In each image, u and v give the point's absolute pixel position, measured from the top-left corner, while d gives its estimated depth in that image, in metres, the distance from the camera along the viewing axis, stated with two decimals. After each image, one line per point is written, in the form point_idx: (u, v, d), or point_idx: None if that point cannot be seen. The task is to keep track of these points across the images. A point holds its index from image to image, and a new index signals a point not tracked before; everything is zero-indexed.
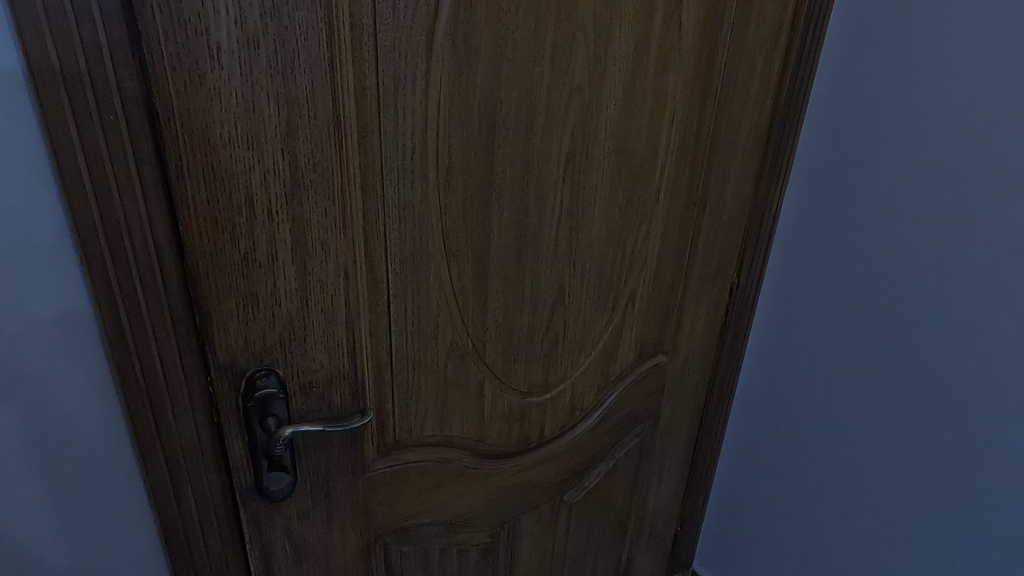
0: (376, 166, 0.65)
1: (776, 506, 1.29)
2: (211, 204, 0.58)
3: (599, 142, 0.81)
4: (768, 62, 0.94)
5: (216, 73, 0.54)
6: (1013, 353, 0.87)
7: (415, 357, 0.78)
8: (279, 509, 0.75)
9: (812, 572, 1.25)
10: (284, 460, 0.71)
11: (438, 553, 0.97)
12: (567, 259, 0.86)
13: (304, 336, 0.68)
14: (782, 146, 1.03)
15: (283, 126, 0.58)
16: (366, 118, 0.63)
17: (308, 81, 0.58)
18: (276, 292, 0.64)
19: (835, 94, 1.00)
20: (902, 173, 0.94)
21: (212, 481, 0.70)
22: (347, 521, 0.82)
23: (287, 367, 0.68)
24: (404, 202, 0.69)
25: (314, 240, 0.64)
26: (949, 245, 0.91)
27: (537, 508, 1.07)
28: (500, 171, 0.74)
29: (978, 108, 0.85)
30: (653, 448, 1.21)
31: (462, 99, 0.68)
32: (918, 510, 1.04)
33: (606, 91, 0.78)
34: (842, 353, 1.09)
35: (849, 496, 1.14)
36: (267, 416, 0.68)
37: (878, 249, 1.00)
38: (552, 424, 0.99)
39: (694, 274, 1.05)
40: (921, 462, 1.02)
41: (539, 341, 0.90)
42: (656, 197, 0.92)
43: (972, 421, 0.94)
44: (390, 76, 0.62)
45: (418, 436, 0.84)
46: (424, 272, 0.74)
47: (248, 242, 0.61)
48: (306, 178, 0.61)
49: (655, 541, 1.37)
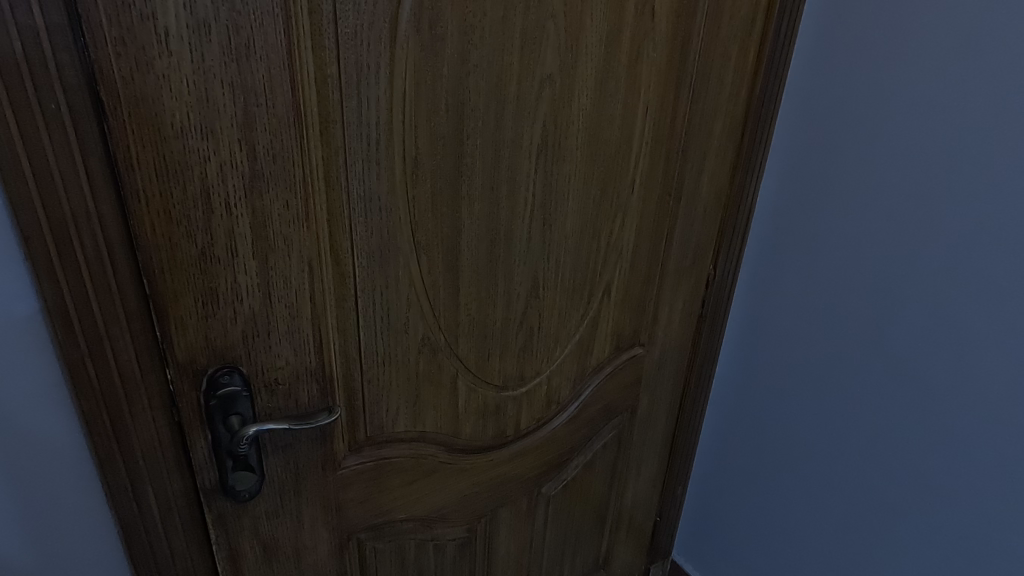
0: (340, 156, 0.64)
1: (753, 495, 1.30)
2: (164, 196, 0.56)
3: (572, 133, 0.80)
4: (743, 53, 0.93)
5: (164, 60, 0.51)
6: (981, 342, 0.89)
7: (385, 353, 0.77)
8: (246, 509, 0.74)
9: (787, 559, 1.27)
10: (250, 459, 0.70)
11: (414, 549, 0.97)
12: (542, 251, 0.85)
13: (268, 332, 0.66)
14: (757, 137, 1.03)
15: (239, 116, 0.56)
16: (327, 107, 0.61)
17: (265, 69, 0.56)
18: (237, 288, 0.62)
19: (809, 85, 1.00)
20: (875, 164, 0.95)
21: (175, 483, 0.68)
22: (319, 520, 0.81)
23: (250, 364, 0.67)
24: (370, 194, 0.67)
25: (276, 234, 0.62)
26: (921, 236, 0.92)
27: (515, 502, 1.07)
28: (470, 163, 0.73)
29: (949, 99, 0.85)
30: (631, 439, 1.21)
31: (430, 88, 0.66)
32: (890, 497, 1.06)
33: (578, 80, 0.77)
34: (816, 343, 1.10)
35: (824, 483, 1.16)
36: (231, 414, 0.67)
37: (852, 239, 1.00)
38: (528, 417, 0.99)
39: (670, 266, 1.05)
40: (893, 449, 1.03)
41: (513, 334, 0.89)
42: (631, 188, 0.91)
43: (942, 408, 0.96)
44: (353, 64, 0.61)
45: (390, 432, 0.83)
46: (393, 265, 0.72)
47: (206, 236, 0.59)
48: (265, 170, 0.59)
49: (634, 531, 1.38)
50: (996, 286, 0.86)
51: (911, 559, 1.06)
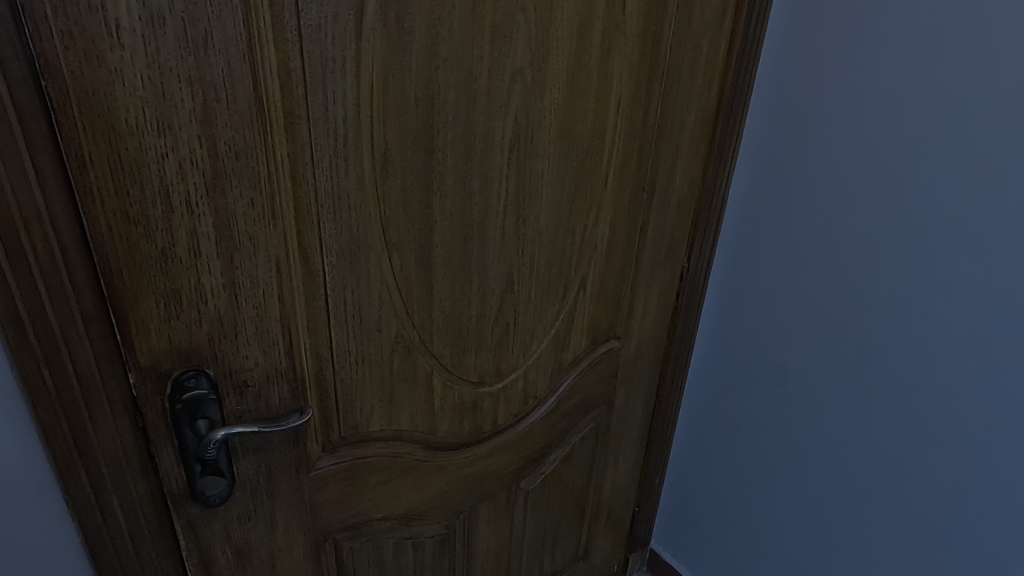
0: (307, 153, 0.62)
1: (729, 484, 1.32)
2: (120, 195, 0.54)
3: (544, 127, 0.80)
4: (714, 46, 0.94)
5: (116, 53, 0.49)
6: (945, 331, 0.91)
7: (358, 352, 0.76)
8: (217, 514, 0.72)
9: (762, 545, 1.30)
10: (219, 463, 0.68)
11: (392, 548, 0.96)
12: (516, 247, 0.85)
13: (235, 334, 0.64)
14: (729, 131, 1.04)
15: (198, 111, 0.54)
16: (292, 103, 0.59)
17: (225, 63, 0.54)
18: (201, 288, 0.61)
19: (778, 79, 1.01)
20: (844, 157, 0.96)
21: (140, 489, 0.66)
22: (293, 521, 0.80)
23: (218, 367, 0.65)
24: (339, 191, 0.66)
25: (241, 233, 0.60)
26: (887, 227, 0.94)
27: (493, 497, 1.07)
28: (441, 158, 0.72)
29: (912, 93, 0.87)
30: (609, 431, 1.22)
31: (397, 83, 0.65)
32: (860, 482, 1.09)
33: (549, 74, 0.76)
34: (788, 334, 1.12)
35: (796, 470, 1.18)
36: (198, 417, 0.65)
37: (822, 231, 1.02)
38: (505, 413, 0.99)
39: (645, 260, 1.05)
40: (861, 436, 1.06)
41: (488, 330, 0.89)
42: (604, 183, 0.91)
43: (908, 395, 0.98)
44: (317, 58, 0.59)
45: (366, 432, 0.82)
46: (363, 262, 0.71)
47: (167, 236, 0.57)
48: (228, 167, 0.57)
49: (613, 521, 1.40)
50: (958, 276, 0.88)
51: (880, 542, 1.09)
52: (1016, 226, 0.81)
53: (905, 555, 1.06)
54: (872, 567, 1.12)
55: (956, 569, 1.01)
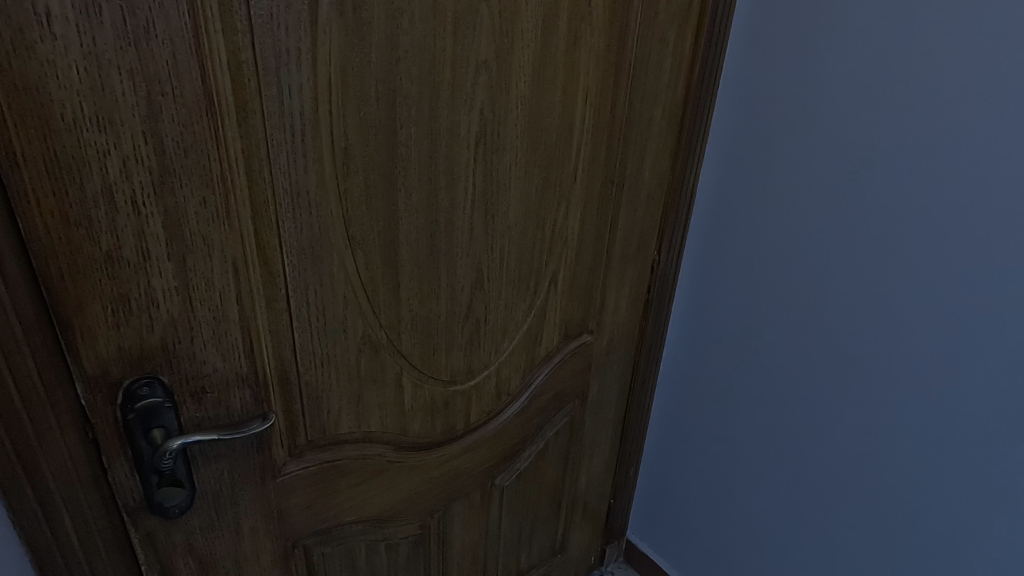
0: (262, 149, 0.60)
1: (702, 474, 1.34)
2: (58, 195, 0.51)
3: (510, 121, 0.78)
4: (680, 39, 0.94)
5: (48, 45, 0.46)
6: (906, 318, 0.93)
7: (322, 353, 0.73)
8: (177, 525, 0.70)
9: (735, 532, 1.32)
10: (177, 473, 0.66)
11: (365, 550, 0.95)
12: (485, 242, 0.84)
13: (191, 338, 0.62)
14: (697, 123, 1.04)
15: (142, 105, 0.51)
16: (244, 96, 0.57)
17: (169, 54, 0.51)
18: (152, 292, 0.58)
19: (744, 71, 1.01)
20: (809, 149, 0.97)
21: (93, 503, 0.63)
22: (260, 529, 0.78)
23: (173, 374, 0.62)
24: (297, 188, 0.63)
25: (193, 234, 0.58)
26: (850, 218, 0.95)
27: (467, 495, 1.06)
28: (404, 152, 0.70)
29: (873, 85, 0.87)
30: (583, 425, 1.22)
31: (357, 76, 0.63)
32: (826, 469, 1.11)
33: (514, 66, 0.75)
34: (756, 325, 1.13)
35: (766, 459, 1.20)
36: (153, 427, 0.62)
37: (788, 223, 1.02)
38: (478, 410, 0.98)
39: (616, 253, 1.05)
40: (828, 423, 1.08)
41: (459, 328, 0.87)
42: (573, 177, 0.91)
43: (872, 382, 1.00)
44: (270, 49, 0.57)
45: (334, 434, 0.80)
46: (326, 262, 0.69)
47: (112, 239, 0.54)
48: (177, 164, 0.55)
49: (589, 513, 1.41)
50: (918, 265, 0.90)
51: (847, 525, 1.12)
52: (970, 215, 0.83)
53: (872, 538, 1.09)
54: (840, 550, 1.14)
55: (919, 550, 1.03)
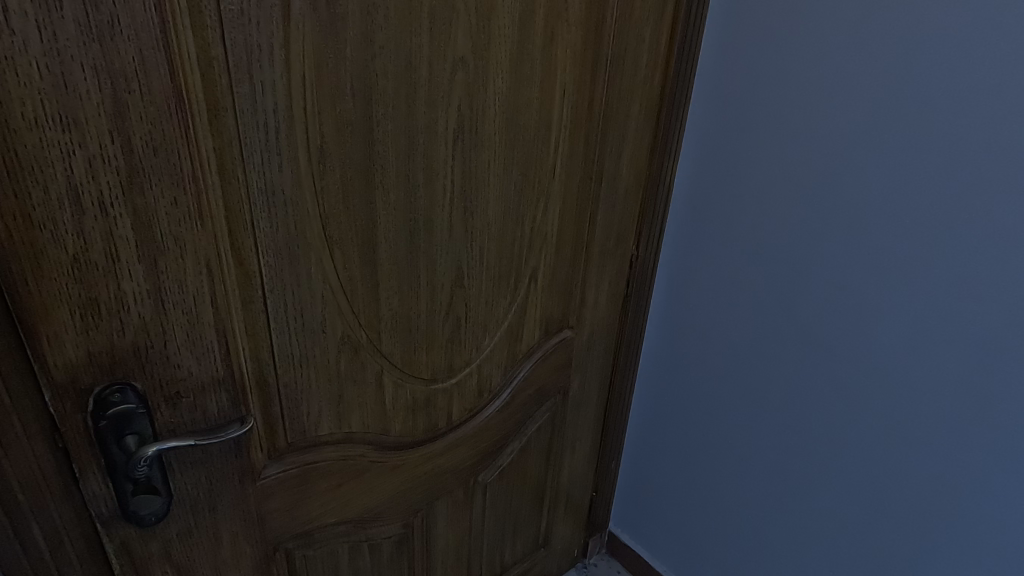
0: (235, 147, 0.58)
1: (681, 466, 1.35)
2: (20, 197, 0.49)
3: (488, 118, 0.78)
4: (656, 34, 0.94)
5: (6, 41, 0.44)
6: (875, 308, 0.95)
7: (301, 355, 0.72)
8: (153, 533, 0.68)
9: (713, 522, 1.34)
10: (153, 481, 0.64)
11: (348, 551, 0.94)
12: (464, 240, 0.83)
13: (164, 342, 0.60)
14: (673, 119, 1.05)
15: (108, 103, 0.50)
16: (215, 93, 0.55)
17: (136, 51, 0.50)
18: (123, 295, 0.56)
19: (718, 67, 1.02)
20: (781, 143, 0.98)
21: (65, 514, 0.61)
22: (240, 534, 0.76)
23: (146, 379, 0.61)
24: (272, 187, 0.62)
25: (165, 235, 0.56)
26: (822, 212, 0.97)
27: (451, 493, 1.06)
28: (381, 150, 0.69)
29: (842, 81, 0.89)
30: (565, 420, 1.23)
31: (331, 73, 0.62)
32: (801, 458, 1.14)
33: (491, 63, 0.75)
34: (731, 318, 1.14)
35: (743, 449, 1.22)
36: (126, 434, 0.61)
37: (761, 217, 1.04)
38: (459, 408, 0.98)
39: (595, 249, 1.06)
40: (802, 413, 1.10)
41: (439, 326, 0.87)
42: (552, 173, 0.91)
43: (844, 372, 1.02)
44: (241, 46, 0.55)
45: (315, 436, 0.79)
46: (304, 263, 0.68)
47: (79, 241, 0.52)
48: (146, 164, 0.53)
49: (571, 507, 1.42)
50: (886, 257, 0.92)
51: (821, 512, 1.14)
52: (935, 206, 0.85)
53: (845, 523, 1.12)
54: (815, 538, 1.17)
55: (890, 533, 1.06)
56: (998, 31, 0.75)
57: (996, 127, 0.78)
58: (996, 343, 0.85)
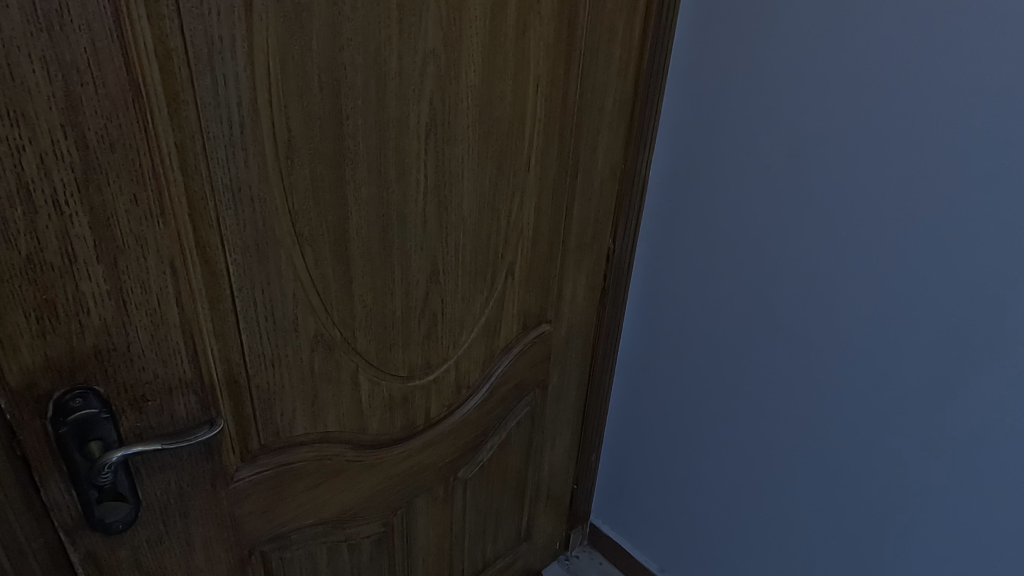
0: (197, 142, 0.57)
1: (660, 457, 1.37)
2: None
3: (461, 111, 0.77)
4: (629, 27, 0.94)
5: None
6: (846, 297, 0.97)
7: (273, 354, 0.71)
8: (121, 541, 0.66)
9: (692, 511, 1.35)
10: (119, 487, 0.62)
11: (327, 552, 0.93)
12: (439, 235, 0.82)
13: (128, 344, 0.58)
14: (647, 112, 1.05)
15: (59, 97, 0.48)
16: (175, 86, 0.53)
17: (87, 41, 0.48)
18: (81, 296, 0.54)
19: (692, 59, 1.02)
20: (754, 135, 0.99)
21: (25, 524, 0.59)
22: (213, 538, 0.75)
23: (110, 383, 0.59)
24: (237, 183, 0.61)
25: (125, 234, 0.54)
26: (794, 203, 0.98)
27: (431, 490, 1.05)
28: (352, 144, 0.68)
29: (812, 73, 0.90)
30: (544, 414, 1.23)
31: (297, 65, 0.61)
32: (775, 446, 1.16)
33: (463, 56, 0.74)
34: (708, 309, 1.15)
35: (720, 439, 1.23)
36: (90, 440, 0.59)
37: (735, 208, 1.05)
38: (438, 405, 0.97)
39: (572, 242, 1.06)
40: (777, 401, 1.12)
41: (415, 322, 0.86)
42: (527, 167, 0.90)
43: (818, 360, 1.04)
44: (201, 37, 0.53)
45: (289, 437, 0.78)
46: (273, 260, 0.67)
47: (31, 241, 0.50)
48: (102, 160, 0.51)
49: (553, 500, 1.43)
50: (856, 246, 0.94)
51: (796, 499, 1.16)
52: (901, 196, 0.87)
53: (819, 509, 1.14)
54: (790, 524, 1.19)
55: (862, 517, 1.09)
56: (959, 24, 0.77)
57: (959, 118, 0.80)
58: (962, 329, 0.87)
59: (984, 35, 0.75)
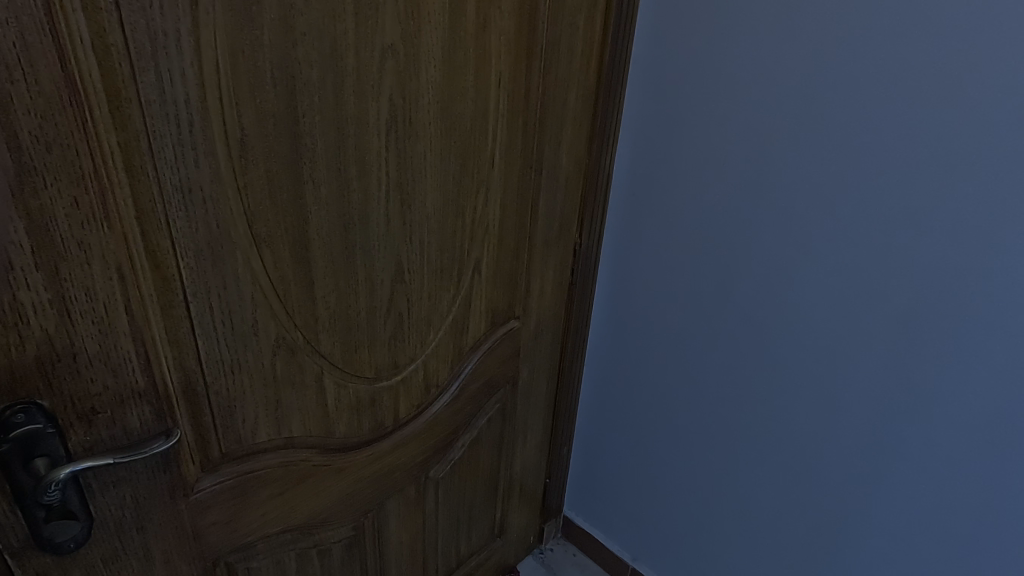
0: (143, 142, 0.54)
1: (630, 448, 1.38)
2: None
3: (422, 108, 0.76)
4: (590, 22, 0.94)
5: None
6: (805, 287, 1.00)
7: (231, 361, 0.69)
8: (74, 560, 0.63)
9: (662, 499, 1.38)
10: (69, 504, 0.59)
11: (296, 559, 0.91)
12: (403, 233, 0.81)
13: (73, 355, 0.56)
14: (610, 106, 1.06)
15: None
16: (116, 83, 0.51)
17: (16, 36, 0.45)
18: (19, 306, 0.51)
19: (653, 55, 1.03)
20: (715, 130, 1.00)
21: None
22: (174, 551, 0.72)
23: (56, 396, 0.56)
24: (188, 184, 0.58)
25: (66, 239, 0.52)
26: (754, 196, 1.00)
27: (401, 491, 1.04)
28: (309, 143, 0.66)
29: (769, 68, 0.92)
30: (515, 409, 1.24)
31: (248, 61, 0.58)
32: (740, 434, 1.18)
33: (423, 51, 0.72)
34: (673, 302, 1.17)
35: (687, 428, 1.26)
36: (34, 457, 0.55)
37: (697, 201, 1.06)
38: (406, 405, 0.96)
39: (538, 238, 1.06)
40: (741, 390, 1.14)
41: (381, 322, 0.85)
42: (490, 163, 0.90)
43: (779, 349, 1.07)
44: (143, 31, 0.51)
45: (252, 444, 0.76)
46: (229, 263, 0.64)
47: None
48: (37, 162, 0.48)
49: (526, 494, 1.44)
50: (813, 237, 0.96)
51: (761, 484, 1.19)
52: (854, 188, 0.90)
53: (782, 492, 1.17)
54: (755, 508, 1.23)
55: (823, 499, 1.12)
56: (904, 22, 0.79)
57: (905, 113, 0.83)
58: (911, 316, 0.91)
59: (928, 32, 0.78)
